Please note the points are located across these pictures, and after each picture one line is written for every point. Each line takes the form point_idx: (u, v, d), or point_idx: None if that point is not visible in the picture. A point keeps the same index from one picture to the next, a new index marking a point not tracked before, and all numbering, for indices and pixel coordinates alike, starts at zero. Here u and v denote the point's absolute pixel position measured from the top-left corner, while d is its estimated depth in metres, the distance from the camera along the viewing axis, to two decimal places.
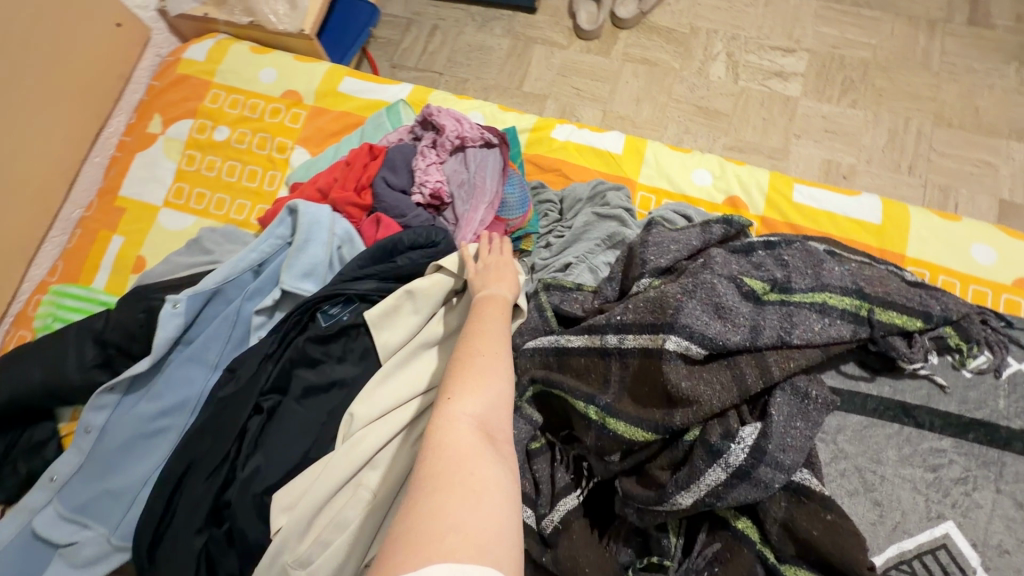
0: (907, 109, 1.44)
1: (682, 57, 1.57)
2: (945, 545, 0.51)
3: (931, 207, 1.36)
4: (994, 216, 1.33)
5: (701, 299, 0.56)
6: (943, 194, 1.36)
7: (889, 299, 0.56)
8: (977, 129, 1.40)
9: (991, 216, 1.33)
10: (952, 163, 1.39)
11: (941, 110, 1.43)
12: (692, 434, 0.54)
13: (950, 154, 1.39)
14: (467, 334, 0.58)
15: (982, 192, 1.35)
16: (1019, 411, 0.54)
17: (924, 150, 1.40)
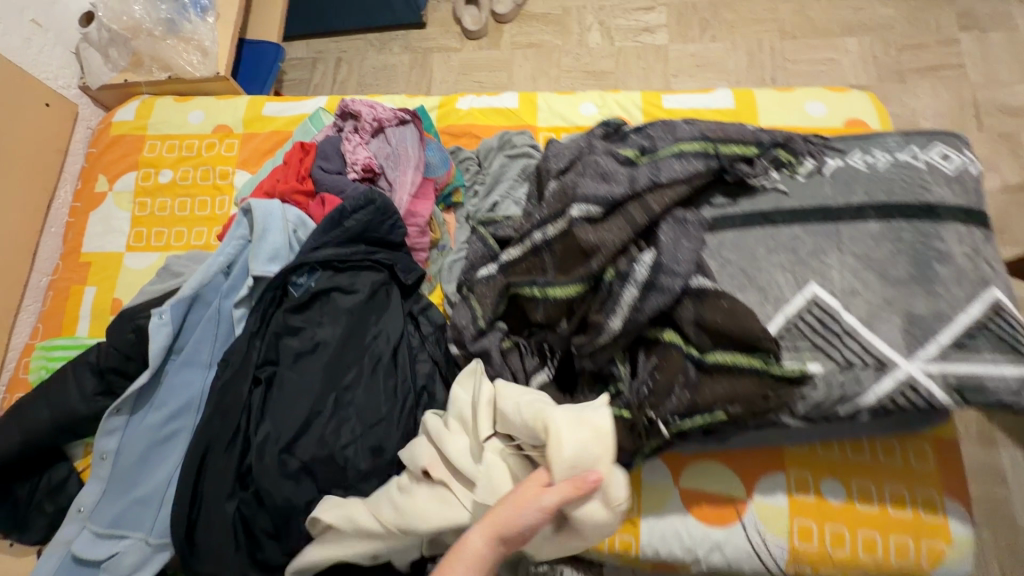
0: (757, 32, 1.68)
1: (562, 34, 1.77)
2: (813, 301, 0.66)
3: None
4: None
5: (590, 174, 0.71)
6: None
7: (727, 138, 0.72)
8: (816, 35, 1.65)
9: None
10: (804, 67, 1.62)
11: (783, 27, 1.67)
12: (608, 273, 0.67)
13: (799, 60, 1.63)
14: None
15: (833, 84, 1.59)
16: (843, 192, 0.70)
17: (779, 62, 1.63)
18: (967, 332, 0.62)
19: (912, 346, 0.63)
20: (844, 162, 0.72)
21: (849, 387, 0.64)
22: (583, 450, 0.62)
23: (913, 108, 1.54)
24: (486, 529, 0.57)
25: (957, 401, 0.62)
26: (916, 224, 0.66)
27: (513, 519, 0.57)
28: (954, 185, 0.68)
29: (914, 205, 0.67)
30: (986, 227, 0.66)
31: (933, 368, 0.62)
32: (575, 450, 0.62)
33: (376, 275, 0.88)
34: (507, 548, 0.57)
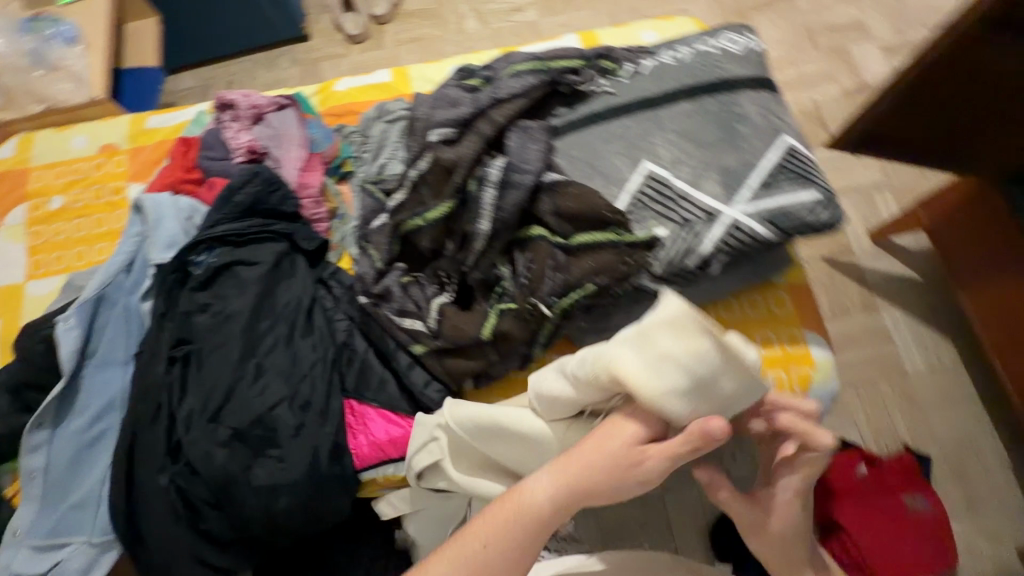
0: None
1: (440, 26, 1.88)
2: (648, 174, 0.77)
3: None
4: None
5: (441, 106, 0.80)
6: None
7: (555, 56, 0.83)
8: None
9: None
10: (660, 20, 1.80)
11: None
12: (470, 184, 0.76)
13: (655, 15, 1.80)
14: (496, 514, 0.63)
15: None
16: (659, 83, 0.81)
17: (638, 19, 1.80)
18: (770, 174, 0.75)
19: (731, 195, 0.75)
20: (657, 61, 0.83)
21: (690, 241, 0.76)
22: (670, 380, 0.59)
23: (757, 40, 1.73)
24: (551, 484, 0.62)
25: (776, 231, 0.74)
26: (718, 96, 0.79)
27: (581, 477, 0.61)
28: (743, 61, 0.81)
29: (714, 83, 0.80)
30: (773, 92, 0.80)
31: (750, 208, 0.74)
32: (659, 385, 0.59)
33: (276, 245, 0.93)
34: (581, 501, 0.62)
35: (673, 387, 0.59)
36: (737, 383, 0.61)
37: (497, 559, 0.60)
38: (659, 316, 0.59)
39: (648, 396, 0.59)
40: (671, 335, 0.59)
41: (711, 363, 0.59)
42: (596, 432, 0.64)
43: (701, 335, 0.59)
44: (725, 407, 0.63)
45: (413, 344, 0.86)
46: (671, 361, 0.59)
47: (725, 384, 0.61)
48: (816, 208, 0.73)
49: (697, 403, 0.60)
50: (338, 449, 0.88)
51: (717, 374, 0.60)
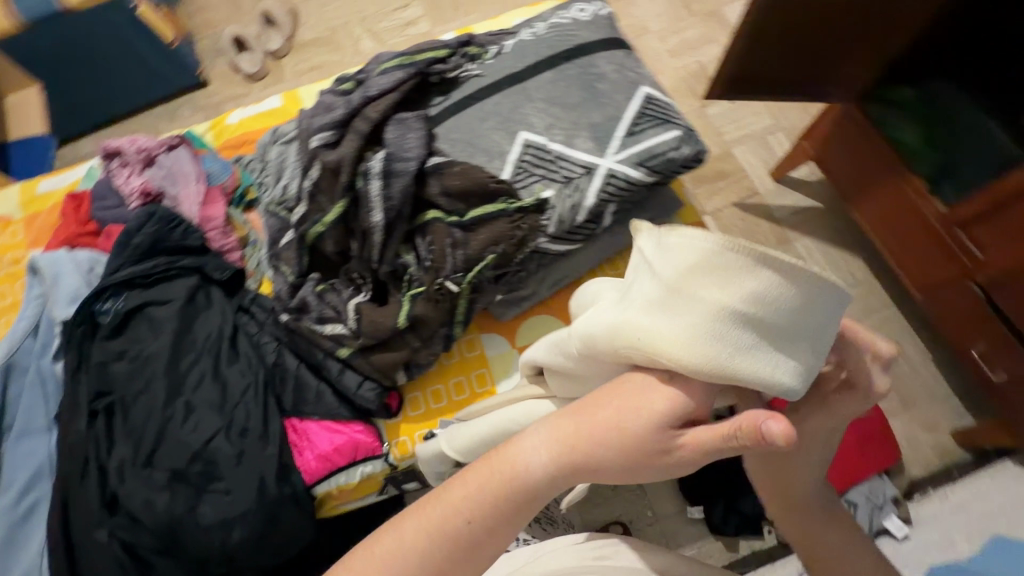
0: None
1: (338, 51, 1.93)
2: (526, 143, 0.82)
3: None
4: None
5: (318, 113, 0.83)
6: None
7: (421, 50, 0.88)
8: None
9: None
10: None
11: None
12: (357, 180, 0.79)
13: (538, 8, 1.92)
14: (475, 482, 0.49)
15: None
16: (521, 59, 0.87)
17: None
18: (634, 121, 0.81)
19: (603, 147, 0.80)
20: (518, 39, 0.89)
21: (575, 196, 0.81)
22: (733, 346, 0.42)
23: (635, 15, 1.85)
24: (549, 444, 0.48)
25: (649, 173, 0.80)
26: (575, 61, 0.85)
27: (585, 448, 0.47)
28: (593, 26, 0.88)
29: (571, 50, 0.86)
30: (626, 50, 0.87)
31: (622, 156, 0.80)
32: (711, 351, 0.42)
33: (187, 280, 0.94)
34: (580, 477, 0.49)
35: (734, 351, 0.42)
36: (823, 322, 0.44)
37: (481, 534, 0.48)
38: (680, 258, 0.42)
39: (705, 372, 0.42)
40: (713, 284, 0.41)
41: (781, 311, 0.42)
42: (615, 387, 0.48)
43: (761, 275, 0.41)
44: (811, 359, 0.44)
45: (339, 349, 0.88)
46: (723, 322, 0.42)
47: (805, 327, 0.43)
48: (680, 144, 0.80)
49: (775, 364, 0.43)
50: (286, 468, 0.88)
51: (795, 322, 0.42)
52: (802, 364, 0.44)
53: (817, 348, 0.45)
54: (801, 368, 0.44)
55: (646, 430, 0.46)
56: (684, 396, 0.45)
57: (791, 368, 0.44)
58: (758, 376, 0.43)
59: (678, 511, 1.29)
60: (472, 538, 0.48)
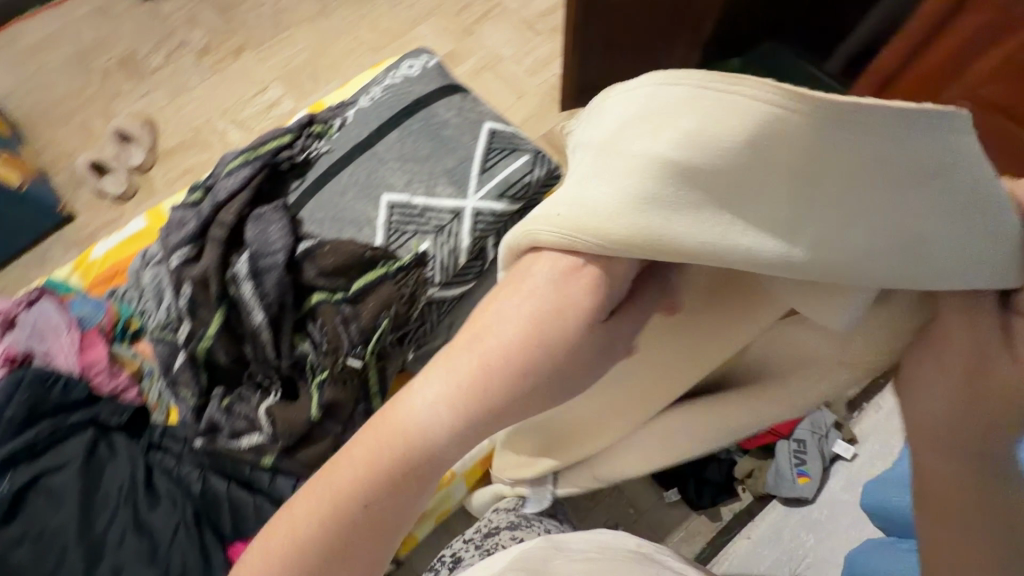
0: (350, 64, 2.06)
1: (207, 150, 1.94)
2: (390, 204, 0.84)
3: None
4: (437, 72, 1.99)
5: (172, 230, 0.81)
6: None
7: (263, 142, 0.88)
8: (389, 44, 2.08)
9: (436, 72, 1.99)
10: None
11: (364, 49, 2.08)
12: (229, 287, 0.78)
13: None
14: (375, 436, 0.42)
15: None
16: (365, 125, 0.89)
17: None
18: (485, 156, 0.85)
19: (463, 188, 0.84)
20: (357, 108, 0.92)
21: (450, 241, 0.83)
22: (683, 205, 0.35)
23: (479, 54, 2.01)
24: (443, 400, 0.39)
25: (511, 201, 0.83)
26: (417, 115, 0.89)
27: (485, 384, 0.38)
28: (425, 78, 0.92)
29: (409, 105, 0.89)
30: (462, 93, 0.91)
31: (482, 193, 0.83)
32: (650, 208, 0.34)
33: (82, 437, 0.89)
34: (488, 421, 0.40)
35: (677, 209, 0.35)
36: (841, 180, 0.35)
37: (385, 509, 0.42)
38: (627, 96, 0.35)
39: (637, 238, 0.35)
40: (663, 123, 0.34)
41: (757, 160, 0.34)
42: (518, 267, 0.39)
43: (732, 106, 0.33)
44: (805, 198, 0.35)
45: (262, 458, 0.83)
46: (683, 179, 0.34)
47: (802, 188, 0.35)
48: (534, 166, 0.84)
49: (753, 222, 0.35)
50: None
51: (781, 176, 0.34)
52: (789, 206, 0.35)
53: (832, 214, 0.36)
54: (797, 240, 0.35)
55: (568, 328, 0.38)
56: (600, 281, 0.38)
57: (767, 213, 0.35)
58: (715, 243, 0.35)
59: (657, 499, 1.30)
60: (371, 518, 0.42)
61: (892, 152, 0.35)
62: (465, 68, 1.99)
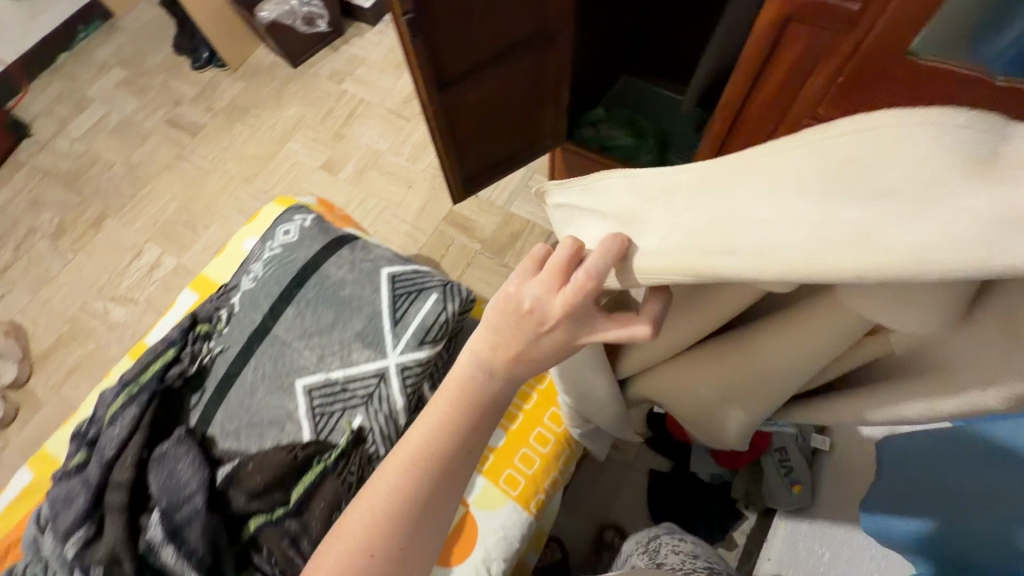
0: (226, 198, 1.96)
1: (90, 337, 1.75)
2: (307, 390, 0.77)
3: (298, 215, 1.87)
4: (320, 185, 1.94)
5: (61, 509, 0.69)
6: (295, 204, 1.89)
7: (144, 365, 0.78)
8: (261, 167, 2.01)
9: (319, 185, 1.95)
10: (276, 193, 1.95)
11: (236, 180, 1.99)
12: (144, 556, 0.66)
13: (270, 191, 1.96)
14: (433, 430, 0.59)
15: (304, 185, 1.95)
16: (254, 310, 0.82)
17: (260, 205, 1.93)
18: (393, 306, 0.80)
19: (380, 346, 0.78)
20: (242, 292, 0.85)
21: (384, 407, 0.77)
22: (678, 246, 0.41)
23: (356, 154, 1.98)
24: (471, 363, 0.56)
25: (434, 345, 0.79)
26: (309, 282, 0.83)
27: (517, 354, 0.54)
28: (306, 239, 0.86)
29: (297, 274, 0.83)
30: (350, 243, 0.87)
31: (402, 349, 0.78)
32: (653, 250, 0.43)
33: None
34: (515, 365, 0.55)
35: (678, 252, 0.41)
36: (826, 185, 0.34)
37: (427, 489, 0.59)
38: (631, 172, 0.46)
39: (643, 281, 0.44)
40: (667, 187, 0.43)
41: (735, 194, 0.38)
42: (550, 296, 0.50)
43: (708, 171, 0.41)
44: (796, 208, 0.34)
45: None
46: (678, 233, 0.41)
47: (782, 200, 0.35)
48: (445, 300, 0.81)
49: (737, 237, 0.37)
50: None
51: (764, 201, 0.36)
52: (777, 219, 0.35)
53: (817, 214, 0.34)
54: (781, 239, 0.34)
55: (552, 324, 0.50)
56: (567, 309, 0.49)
57: (756, 232, 0.36)
58: (709, 272, 0.39)
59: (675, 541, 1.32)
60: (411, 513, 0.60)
61: (882, 148, 0.32)
62: (347, 172, 1.95)
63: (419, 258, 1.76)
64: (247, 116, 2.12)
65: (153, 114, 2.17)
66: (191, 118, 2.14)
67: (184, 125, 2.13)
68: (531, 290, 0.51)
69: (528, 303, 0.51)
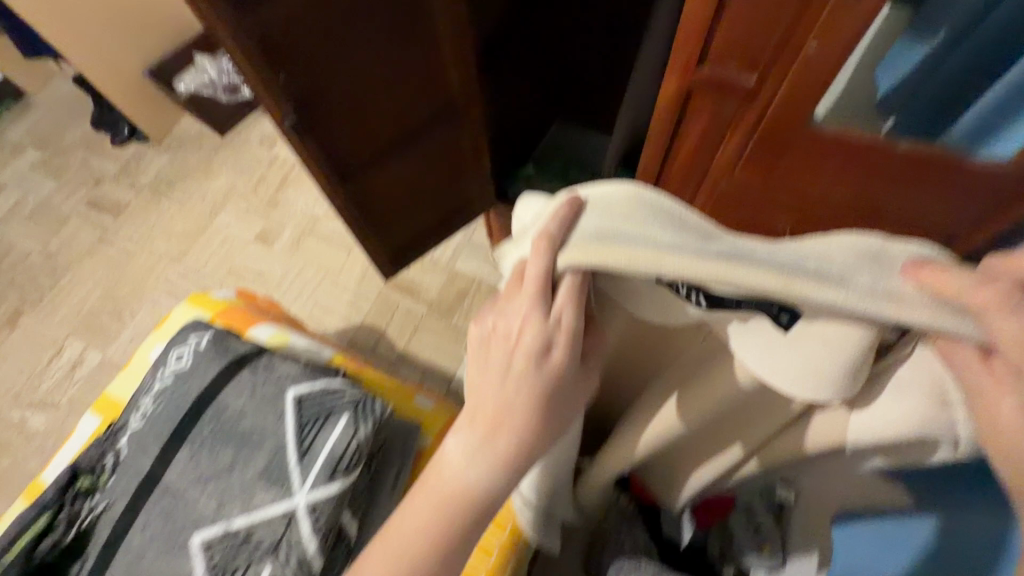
0: (153, 280, 1.84)
1: (6, 451, 1.60)
2: (203, 545, 0.68)
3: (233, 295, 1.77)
4: (251, 256, 1.83)
5: None
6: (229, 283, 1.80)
7: (13, 537, 0.69)
8: (189, 242, 1.89)
9: (251, 256, 1.84)
10: (207, 269, 1.84)
11: (160, 258, 1.86)
12: None
13: (200, 268, 1.84)
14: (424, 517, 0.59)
15: (234, 258, 1.84)
16: (141, 456, 0.73)
17: (191, 285, 1.82)
18: (299, 435, 0.73)
19: (287, 484, 0.70)
20: (129, 433, 0.76)
21: (294, 552, 0.68)
22: (633, 232, 0.46)
23: (291, 221, 1.89)
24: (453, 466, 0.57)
25: (347, 475, 0.71)
26: (204, 415, 0.74)
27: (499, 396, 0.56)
28: (201, 366, 0.78)
29: (190, 408, 0.75)
30: (251, 364, 0.79)
31: (311, 484, 0.70)
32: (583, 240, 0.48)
33: None
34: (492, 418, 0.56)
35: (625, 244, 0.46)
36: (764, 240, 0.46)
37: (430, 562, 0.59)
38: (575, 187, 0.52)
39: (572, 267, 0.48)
40: (613, 201, 0.49)
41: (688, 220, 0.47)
42: (514, 299, 0.53)
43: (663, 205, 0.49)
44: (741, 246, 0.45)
45: None
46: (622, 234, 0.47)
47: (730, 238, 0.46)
48: (357, 423, 0.73)
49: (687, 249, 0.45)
50: None
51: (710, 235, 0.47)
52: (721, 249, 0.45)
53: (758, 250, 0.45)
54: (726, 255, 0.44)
55: (529, 318, 0.52)
56: (538, 294, 0.50)
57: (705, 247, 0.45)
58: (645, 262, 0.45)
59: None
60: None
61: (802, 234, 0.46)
62: (283, 241, 1.85)
63: (364, 327, 1.68)
64: (174, 190, 2.01)
65: (71, 196, 2.04)
66: (111, 196, 2.02)
67: (104, 204, 2.01)
68: (500, 312, 0.56)
69: (493, 325, 0.57)
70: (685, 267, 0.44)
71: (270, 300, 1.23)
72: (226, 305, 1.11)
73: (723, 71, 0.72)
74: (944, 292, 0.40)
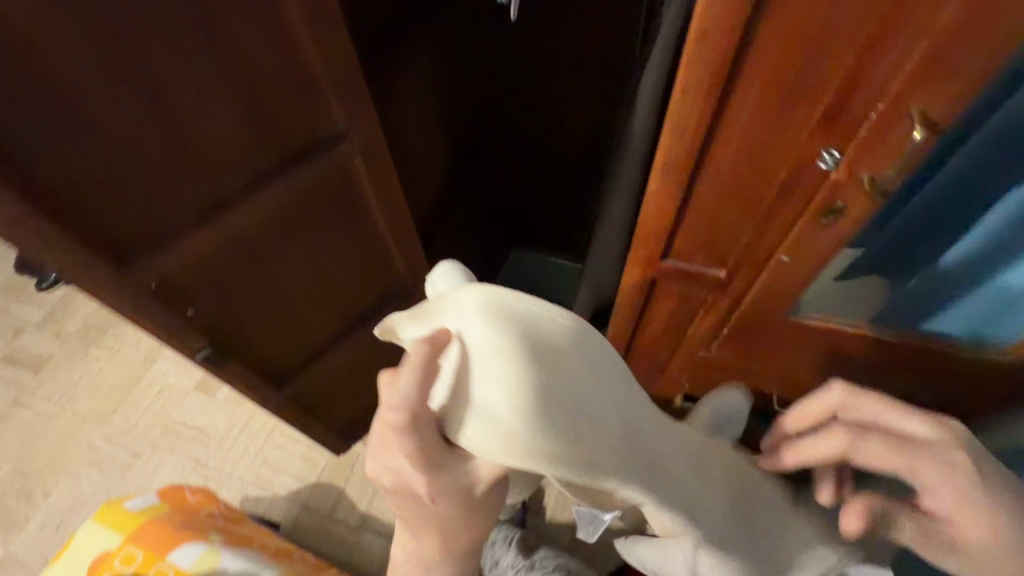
0: (75, 445, 1.62)
1: None
2: None
3: (167, 460, 1.57)
4: (189, 411, 1.63)
5: None
6: (163, 445, 1.59)
7: None
8: (118, 397, 1.68)
9: (189, 411, 1.63)
10: (137, 429, 1.62)
11: (86, 419, 1.65)
12: None
13: (128, 427, 1.63)
14: None
15: (170, 414, 1.63)
16: None
17: (118, 449, 1.60)
18: None
19: None
20: None
21: None
22: (575, 420, 0.46)
23: None
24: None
25: None
26: None
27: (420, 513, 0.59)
28: None
29: None
30: None
31: None
32: (518, 428, 0.44)
33: None
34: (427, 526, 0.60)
35: (572, 437, 0.45)
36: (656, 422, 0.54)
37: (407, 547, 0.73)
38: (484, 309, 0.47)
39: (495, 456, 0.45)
40: (538, 355, 0.46)
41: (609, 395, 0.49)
42: (393, 456, 0.53)
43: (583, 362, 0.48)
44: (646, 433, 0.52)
45: None
46: (566, 415, 0.46)
47: (640, 421, 0.52)
48: None
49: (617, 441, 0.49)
50: None
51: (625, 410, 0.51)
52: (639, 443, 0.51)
53: (656, 444, 0.53)
54: (643, 454, 0.50)
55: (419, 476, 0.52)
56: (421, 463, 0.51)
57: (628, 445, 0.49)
58: (592, 466, 0.46)
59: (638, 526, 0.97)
60: None
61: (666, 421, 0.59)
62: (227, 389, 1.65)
63: (319, 489, 1.49)
64: (106, 336, 1.80)
65: None
66: (32, 346, 1.81)
67: (23, 357, 1.79)
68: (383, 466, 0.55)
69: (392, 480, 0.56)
70: (626, 481, 0.48)
71: (200, 493, 1.06)
72: (145, 521, 0.94)
73: (689, 264, 0.66)
74: (822, 448, 0.60)
